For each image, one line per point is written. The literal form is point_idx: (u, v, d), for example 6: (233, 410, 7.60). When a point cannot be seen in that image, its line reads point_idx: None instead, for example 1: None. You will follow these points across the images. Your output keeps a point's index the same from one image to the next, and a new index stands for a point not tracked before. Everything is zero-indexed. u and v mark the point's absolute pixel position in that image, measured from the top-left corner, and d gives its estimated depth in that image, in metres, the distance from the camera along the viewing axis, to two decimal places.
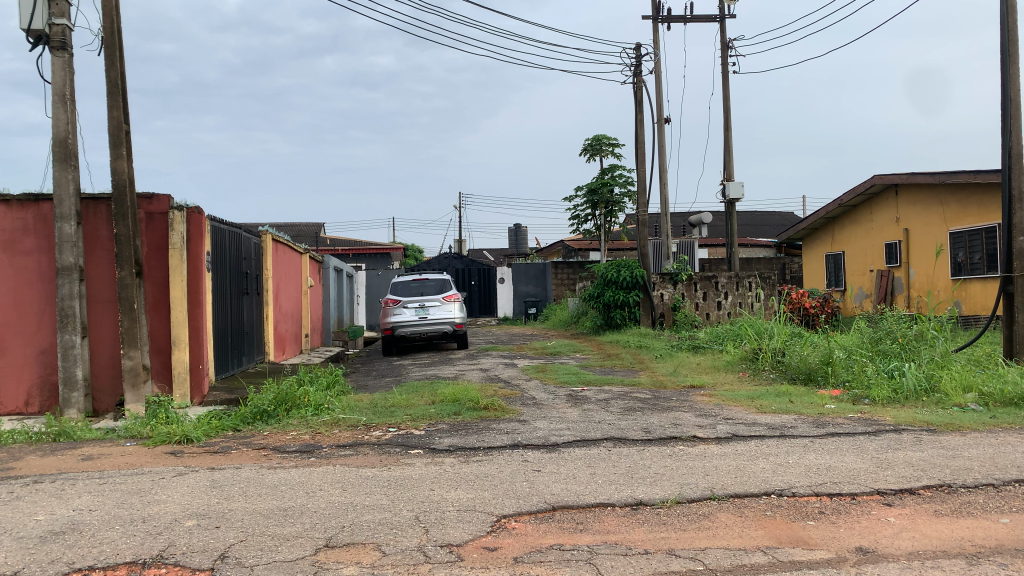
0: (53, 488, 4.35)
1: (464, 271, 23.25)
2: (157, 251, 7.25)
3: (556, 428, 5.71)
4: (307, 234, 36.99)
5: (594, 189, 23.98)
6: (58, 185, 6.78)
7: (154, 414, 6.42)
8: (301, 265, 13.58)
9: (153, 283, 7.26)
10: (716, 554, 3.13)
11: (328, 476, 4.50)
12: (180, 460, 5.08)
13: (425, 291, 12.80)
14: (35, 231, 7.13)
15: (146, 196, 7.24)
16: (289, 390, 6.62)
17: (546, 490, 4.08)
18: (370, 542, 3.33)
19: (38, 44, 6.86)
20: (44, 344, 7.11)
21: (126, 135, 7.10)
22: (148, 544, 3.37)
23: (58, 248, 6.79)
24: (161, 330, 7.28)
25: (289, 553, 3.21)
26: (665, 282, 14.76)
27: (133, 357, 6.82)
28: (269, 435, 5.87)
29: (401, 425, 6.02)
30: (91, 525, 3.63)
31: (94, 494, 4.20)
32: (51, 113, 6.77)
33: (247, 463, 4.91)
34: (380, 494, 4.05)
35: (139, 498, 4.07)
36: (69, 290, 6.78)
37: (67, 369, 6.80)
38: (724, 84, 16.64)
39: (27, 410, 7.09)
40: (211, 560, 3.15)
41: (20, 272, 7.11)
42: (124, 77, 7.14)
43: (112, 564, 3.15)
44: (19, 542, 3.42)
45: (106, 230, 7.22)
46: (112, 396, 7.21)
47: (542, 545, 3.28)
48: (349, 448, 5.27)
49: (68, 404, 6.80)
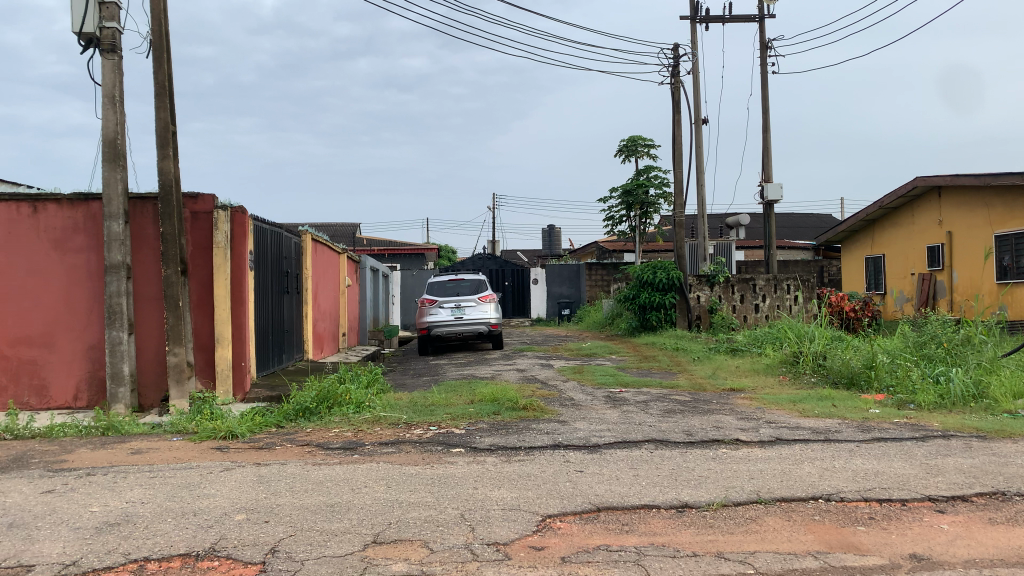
0: (105, 481, 4.46)
1: (498, 272, 23.24)
2: (202, 249, 7.38)
3: (597, 430, 5.70)
4: (343, 235, 37.43)
5: (630, 190, 23.81)
6: (106, 184, 6.92)
7: (199, 410, 6.53)
8: (339, 265, 13.71)
9: (198, 281, 7.38)
10: (766, 558, 3.10)
11: (372, 472, 4.54)
12: (226, 455, 5.16)
13: (460, 291, 12.84)
14: (85, 229, 7.28)
15: (192, 195, 7.37)
16: (331, 387, 6.68)
17: (589, 491, 4.07)
18: (417, 538, 3.36)
19: (89, 47, 7.02)
20: (92, 340, 7.27)
21: (173, 136, 7.23)
22: (200, 537, 3.43)
23: (107, 246, 6.94)
24: (204, 328, 7.41)
25: (338, 549, 3.25)
26: (701, 284, 14.65)
27: (178, 353, 6.94)
28: (312, 432, 5.94)
29: (441, 423, 6.06)
30: (145, 517, 3.71)
31: (145, 487, 4.29)
32: (101, 114, 6.93)
33: (292, 459, 4.96)
34: (425, 492, 4.08)
35: (190, 492, 4.14)
36: (116, 287, 6.92)
37: (114, 365, 6.95)
38: (763, 84, 16.45)
39: (76, 404, 7.26)
40: (261, 554, 3.20)
41: (69, 271, 7.26)
42: (172, 79, 7.27)
43: (167, 555, 3.22)
44: (76, 533, 3.52)
45: (153, 229, 7.36)
46: (157, 392, 7.35)
47: (588, 545, 3.28)
48: (392, 446, 5.32)
49: (115, 399, 6.94)
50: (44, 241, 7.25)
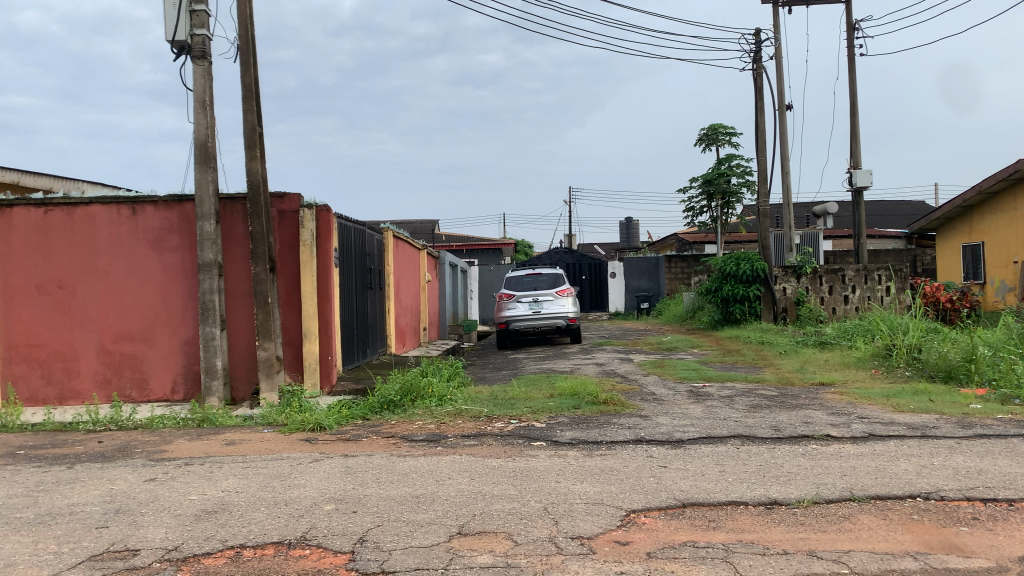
0: (202, 470, 4.65)
1: (575, 266, 23.17)
2: (289, 247, 7.61)
3: (680, 424, 5.61)
4: (422, 232, 37.96)
5: (710, 180, 23.33)
6: (199, 186, 7.20)
7: (288, 403, 6.74)
8: (419, 261, 13.91)
9: (286, 278, 7.61)
10: (861, 557, 2.99)
11: (455, 464, 4.59)
12: (315, 447, 5.31)
13: (538, 286, 12.84)
14: (180, 229, 7.60)
15: (279, 195, 7.59)
16: (414, 381, 6.79)
17: (674, 486, 4.01)
18: (502, 531, 3.38)
19: (181, 54, 7.32)
20: (188, 335, 7.59)
21: (260, 138, 7.45)
22: (292, 525, 3.54)
23: (200, 246, 7.23)
24: (292, 323, 7.63)
25: (424, 539, 3.29)
26: (788, 276, 14.29)
27: (267, 348, 7.17)
28: (396, 424, 6.05)
29: (522, 417, 6.07)
30: (240, 506, 3.85)
31: (239, 476, 4.46)
32: (193, 118, 7.22)
33: (378, 451, 5.06)
34: (507, 485, 4.10)
35: (281, 482, 4.28)
36: (209, 285, 7.21)
37: (208, 359, 7.24)
38: (851, 66, 15.83)
39: (173, 397, 7.59)
40: (350, 544, 3.28)
41: (166, 269, 7.60)
42: (258, 82, 7.49)
43: (261, 543, 3.33)
44: (177, 519, 3.68)
45: (242, 228, 7.62)
46: (248, 385, 7.62)
47: (674, 541, 3.23)
48: (473, 438, 5.37)
49: (209, 392, 7.23)
50: (143, 240, 7.60)
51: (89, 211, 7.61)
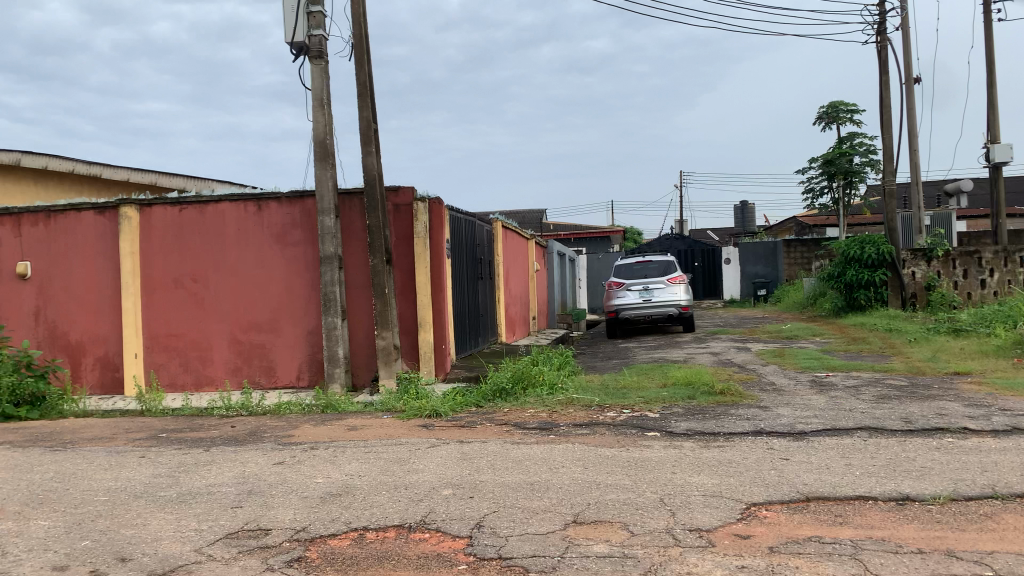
0: (327, 454, 4.85)
1: (687, 253, 22.85)
2: (404, 239, 7.80)
3: (803, 416, 5.40)
4: (531, 221, 38.14)
5: (831, 160, 22.28)
6: (319, 182, 7.49)
7: (405, 390, 6.94)
8: (528, 250, 13.99)
9: (401, 269, 7.81)
10: (1006, 559, 2.79)
11: (569, 453, 4.59)
12: (432, 433, 5.44)
13: (649, 273, 12.66)
14: (302, 224, 7.93)
15: (393, 189, 7.79)
16: (526, 369, 6.84)
17: (797, 479, 3.87)
18: (618, 521, 3.35)
19: (299, 54, 7.62)
20: (311, 325, 7.93)
21: (375, 133, 7.66)
22: (412, 509, 3.64)
23: (321, 239, 7.52)
24: (408, 313, 7.84)
25: (540, 527, 3.32)
26: (917, 259, 13.42)
27: (386, 337, 7.40)
28: (509, 412, 6.12)
29: (635, 406, 6.01)
30: (362, 489, 3.99)
31: (361, 461, 4.62)
32: (312, 117, 7.50)
33: (492, 438, 5.13)
34: (622, 475, 4.07)
35: (400, 467, 4.41)
36: (331, 277, 7.49)
37: (331, 348, 7.53)
38: (987, 33, 14.72)
39: (299, 384, 7.95)
40: (468, 529, 3.34)
41: (289, 262, 7.95)
42: (372, 79, 7.70)
43: (383, 526, 3.44)
44: (305, 501, 3.86)
45: (360, 222, 7.87)
46: (368, 372, 7.88)
47: (798, 536, 3.12)
48: (587, 427, 5.35)
49: (332, 379, 7.53)
50: (268, 236, 7.98)
51: (219, 209, 8.05)
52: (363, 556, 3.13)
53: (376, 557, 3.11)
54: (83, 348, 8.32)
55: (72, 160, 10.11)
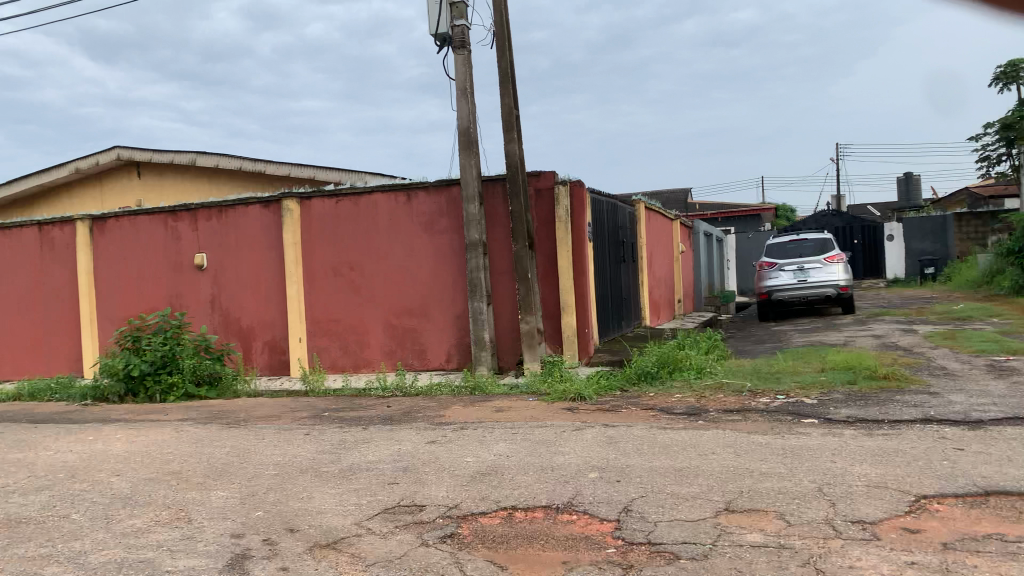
0: (475, 434, 4.98)
1: (846, 230, 21.88)
2: (546, 224, 7.84)
3: (979, 404, 4.97)
4: (675, 202, 37.32)
5: (1010, 124, 20.30)
6: (463, 170, 7.65)
7: (550, 373, 6.99)
8: (673, 232, 13.70)
9: (544, 254, 7.87)
10: None
11: (720, 439, 4.47)
12: (578, 416, 5.45)
13: (803, 253, 12.06)
14: (448, 212, 8.14)
15: (535, 173, 7.83)
16: (672, 352, 6.71)
17: (973, 472, 3.57)
18: (772, 510, 3.23)
19: (443, 46, 7.81)
20: (459, 309, 8.14)
21: (517, 119, 7.72)
22: (559, 491, 3.67)
23: (466, 226, 7.69)
24: (551, 297, 7.88)
25: (690, 513, 3.25)
26: None
27: (530, 321, 7.48)
28: (655, 396, 6.03)
29: (789, 392, 5.75)
30: (511, 470, 4.06)
31: (509, 441, 4.70)
32: (456, 106, 7.66)
33: (638, 422, 5.08)
34: (776, 462, 3.91)
35: (547, 448, 4.45)
36: (476, 263, 7.66)
37: (477, 332, 7.71)
38: None
39: (448, 366, 8.20)
40: (616, 512, 3.32)
41: (438, 249, 8.19)
42: (513, 65, 7.75)
43: (532, 506, 3.49)
44: (456, 479, 3.97)
45: (503, 207, 7.98)
46: (513, 355, 7.99)
47: (976, 533, 2.88)
48: (737, 413, 5.18)
49: (478, 362, 7.71)
50: (417, 224, 8.26)
51: (372, 200, 8.40)
52: (513, 535, 3.19)
53: (526, 536, 3.15)
54: (253, 333, 8.95)
55: (240, 159, 10.87)
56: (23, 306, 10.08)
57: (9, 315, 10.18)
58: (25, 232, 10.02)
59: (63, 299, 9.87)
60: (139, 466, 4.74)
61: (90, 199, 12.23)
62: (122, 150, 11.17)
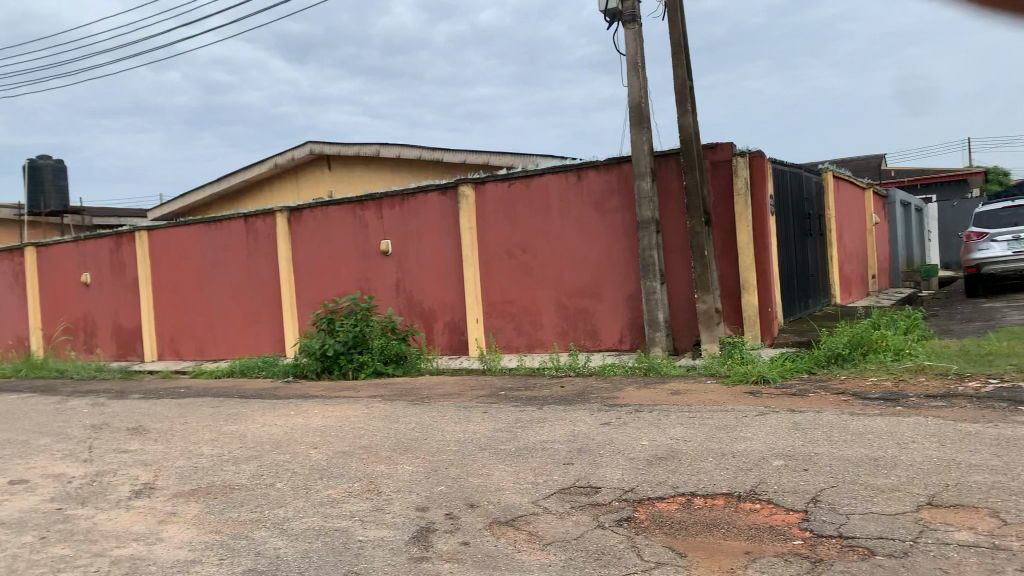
0: (651, 417, 4.89)
1: None
2: (723, 198, 7.52)
3: None
4: (866, 170, 34.76)
5: None
6: (635, 147, 7.51)
7: (729, 354, 6.74)
8: (866, 202, 12.74)
9: (720, 231, 7.58)
10: None
11: (921, 427, 4.10)
12: (760, 400, 5.21)
13: (1020, 221, 10.80)
14: (620, 190, 8.02)
15: (711, 146, 7.53)
16: (865, 332, 6.24)
17: None
18: (985, 507, 2.91)
19: (613, 21, 7.67)
20: (631, 289, 8.02)
21: (691, 91, 7.45)
22: (741, 478, 3.51)
23: (639, 204, 7.57)
24: (729, 275, 7.59)
25: (887, 507, 3.00)
26: None
27: (706, 301, 7.26)
28: (846, 380, 5.64)
29: (1004, 376, 5.17)
30: (688, 454, 3.95)
31: (687, 425, 4.58)
32: (627, 82, 7.52)
33: (827, 407, 4.77)
34: (990, 454, 3.52)
35: (727, 434, 4.29)
36: (648, 241, 7.55)
37: (651, 312, 7.61)
38: None
39: (622, 347, 8.12)
40: (804, 503, 3.13)
41: (610, 228, 8.10)
42: (686, 35, 7.48)
43: (712, 493, 3.37)
44: (632, 462, 3.92)
45: (677, 183, 7.75)
46: (689, 336, 7.77)
47: None
48: (942, 399, 4.73)
49: (653, 343, 7.60)
50: (588, 204, 8.21)
51: (544, 181, 8.46)
52: (691, 522, 3.09)
53: (705, 524, 3.05)
54: (433, 315, 9.32)
55: (419, 148, 11.33)
56: (234, 292, 11.09)
57: (222, 301, 11.23)
58: (233, 225, 10.99)
59: (266, 286, 10.75)
60: (333, 439, 5.09)
61: (288, 194, 13.25)
62: (314, 145, 12.10)
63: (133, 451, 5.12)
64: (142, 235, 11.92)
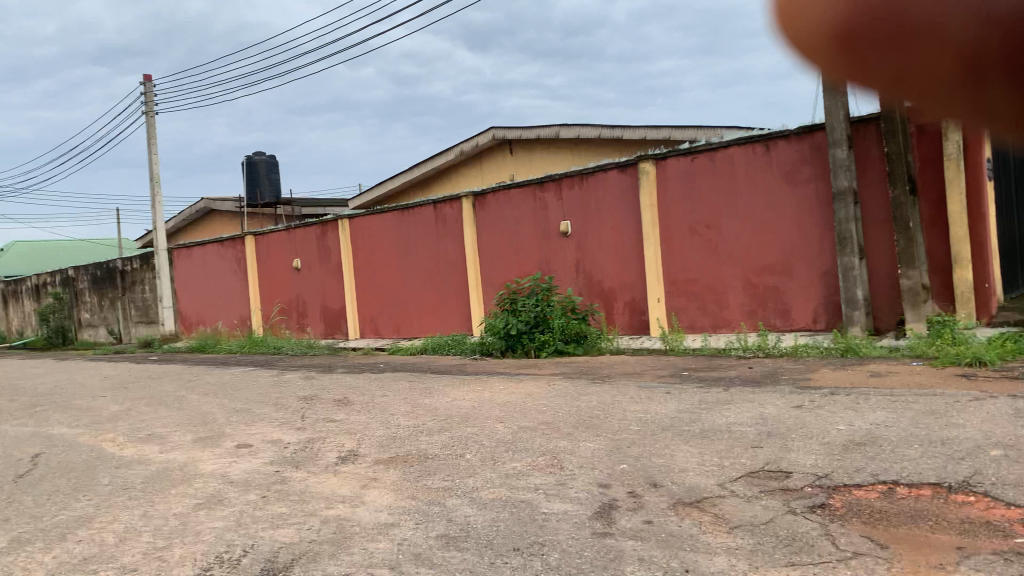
0: (848, 401, 4.61)
1: None
2: (931, 164, 6.89)
3: None
4: None
5: None
6: (829, 112, 7.04)
7: (939, 334, 6.19)
8: None
9: (929, 200, 6.94)
10: None
11: None
12: (975, 384, 4.75)
13: None
14: (812, 160, 7.57)
15: None
16: None
17: None
18: None
19: None
20: (826, 265, 7.57)
21: None
22: (951, 468, 3.24)
23: (834, 173, 7.11)
24: (939, 248, 6.92)
25: None
26: None
27: (912, 276, 6.70)
28: None
29: None
30: (890, 441, 3.69)
31: (888, 410, 4.27)
32: None
33: None
34: None
35: (936, 420, 3.95)
36: (846, 213, 7.07)
37: (848, 290, 7.15)
38: None
39: (815, 327, 7.69)
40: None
41: (801, 200, 7.68)
42: None
43: (918, 482, 3.13)
44: (826, 447, 3.73)
45: (877, 150, 7.19)
46: (892, 315, 7.20)
47: None
48: None
49: (851, 322, 7.14)
50: (777, 175, 7.83)
51: (729, 154, 8.17)
52: (893, 512, 2.89)
53: (909, 515, 2.84)
54: (615, 294, 9.29)
55: (599, 127, 11.33)
56: (425, 274, 11.66)
57: (415, 282, 11.85)
58: (423, 211, 11.56)
59: (454, 268, 11.22)
60: (518, 415, 5.24)
61: (472, 179, 13.70)
62: (496, 130, 12.48)
63: (339, 420, 5.57)
64: (343, 223, 12.82)
